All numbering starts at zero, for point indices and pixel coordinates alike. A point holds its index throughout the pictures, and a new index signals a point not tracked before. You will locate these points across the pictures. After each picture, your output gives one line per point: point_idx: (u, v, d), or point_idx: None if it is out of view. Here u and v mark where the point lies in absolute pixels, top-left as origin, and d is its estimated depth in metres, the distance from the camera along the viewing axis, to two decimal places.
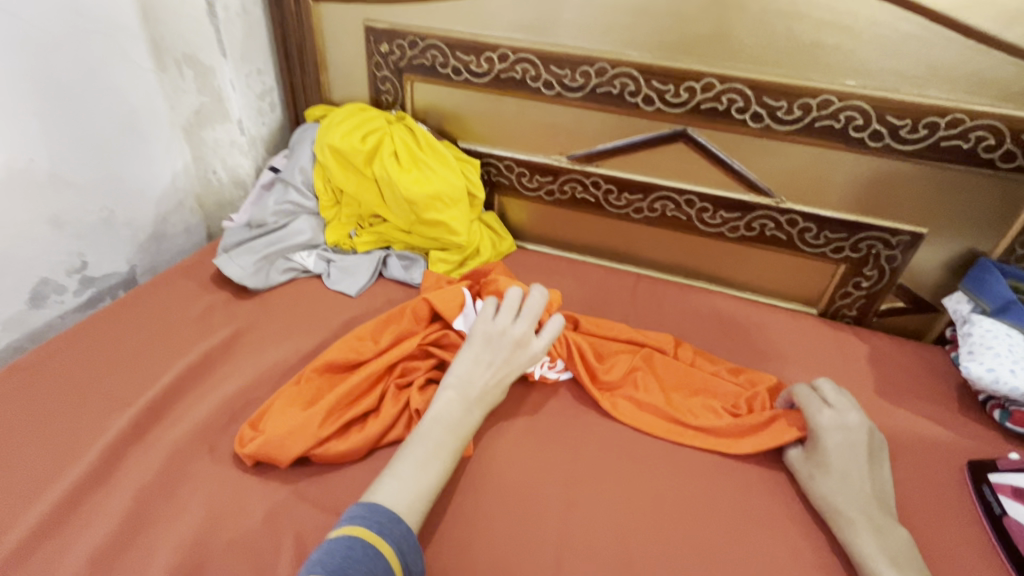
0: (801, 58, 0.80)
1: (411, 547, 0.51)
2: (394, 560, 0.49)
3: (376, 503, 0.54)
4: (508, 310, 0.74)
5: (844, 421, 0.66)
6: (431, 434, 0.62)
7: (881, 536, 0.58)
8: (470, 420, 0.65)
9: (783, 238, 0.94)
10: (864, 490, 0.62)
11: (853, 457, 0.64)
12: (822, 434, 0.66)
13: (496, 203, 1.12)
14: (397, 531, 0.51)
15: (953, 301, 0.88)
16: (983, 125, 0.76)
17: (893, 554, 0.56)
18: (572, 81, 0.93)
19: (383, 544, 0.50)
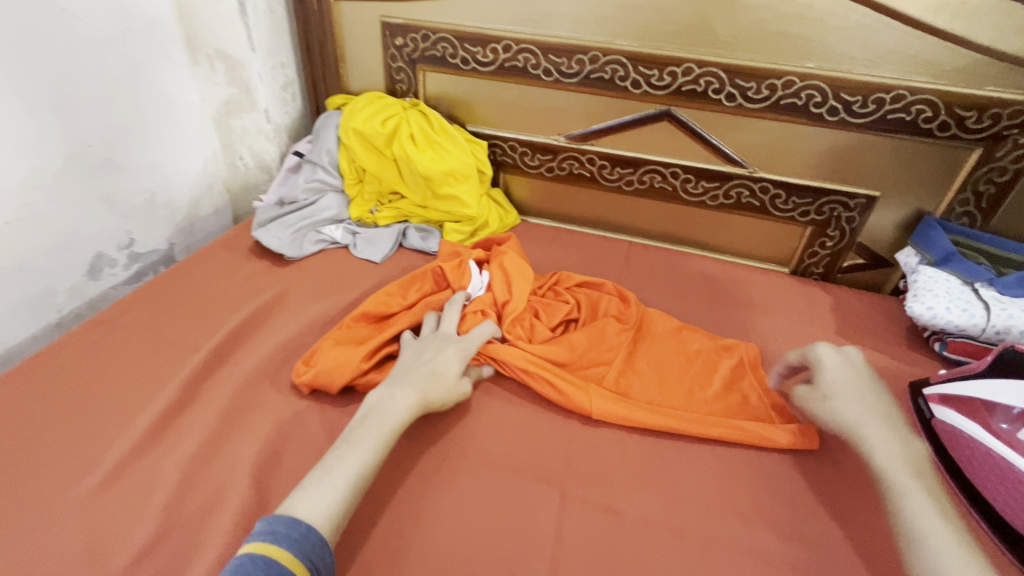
0: (768, 44, 0.92)
1: (315, 546, 0.50)
2: (295, 568, 0.47)
3: (283, 510, 0.52)
4: (450, 316, 0.83)
5: (844, 362, 0.70)
6: (356, 433, 0.60)
7: (902, 446, 0.60)
8: (401, 408, 0.64)
9: (757, 204, 1.06)
10: (880, 415, 0.63)
11: (863, 381, 0.67)
12: (829, 372, 0.69)
13: (501, 181, 1.24)
14: (296, 535, 0.49)
15: (904, 256, 1.00)
16: (921, 99, 0.88)
17: (913, 464, 0.58)
18: (568, 68, 1.05)
19: (280, 553, 0.48)
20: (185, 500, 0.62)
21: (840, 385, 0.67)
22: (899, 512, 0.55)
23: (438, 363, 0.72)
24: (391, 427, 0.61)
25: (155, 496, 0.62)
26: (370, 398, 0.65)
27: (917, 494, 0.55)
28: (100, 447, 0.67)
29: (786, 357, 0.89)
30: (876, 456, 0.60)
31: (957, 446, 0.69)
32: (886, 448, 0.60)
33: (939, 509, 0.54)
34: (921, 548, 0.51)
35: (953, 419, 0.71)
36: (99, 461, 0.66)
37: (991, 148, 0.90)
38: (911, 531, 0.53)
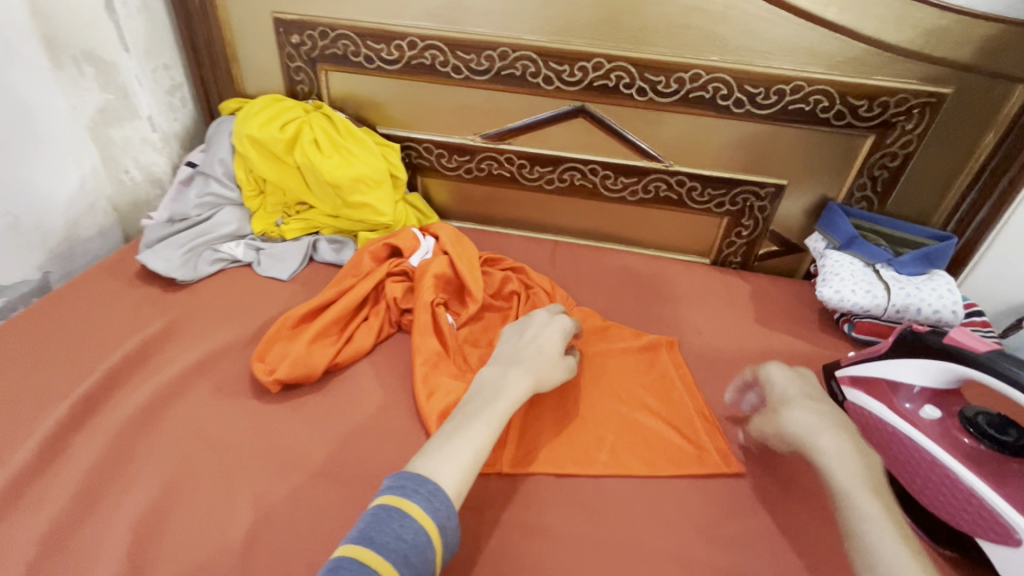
0: (672, 38, 0.92)
1: (445, 506, 0.52)
2: (427, 523, 0.50)
3: (409, 469, 0.55)
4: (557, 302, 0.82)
5: (792, 377, 0.68)
6: (468, 414, 0.61)
7: (857, 459, 0.57)
8: (514, 387, 0.65)
9: (675, 198, 1.07)
10: (835, 428, 0.60)
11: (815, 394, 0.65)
12: (778, 390, 0.67)
13: (419, 185, 1.19)
14: (426, 491, 0.52)
15: (812, 241, 1.04)
16: (818, 90, 0.91)
17: (872, 483, 0.54)
18: (478, 65, 1.00)
19: (413, 507, 0.50)
20: None
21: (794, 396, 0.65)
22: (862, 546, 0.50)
23: (541, 342, 0.72)
24: (505, 410, 0.62)
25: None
26: (482, 376, 0.67)
27: (883, 527, 0.51)
28: None
29: (710, 350, 0.89)
30: (834, 476, 0.55)
31: (865, 424, 0.71)
32: (842, 465, 0.56)
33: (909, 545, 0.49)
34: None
35: (860, 398, 0.73)
36: None
37: (882, 135, 0.94)
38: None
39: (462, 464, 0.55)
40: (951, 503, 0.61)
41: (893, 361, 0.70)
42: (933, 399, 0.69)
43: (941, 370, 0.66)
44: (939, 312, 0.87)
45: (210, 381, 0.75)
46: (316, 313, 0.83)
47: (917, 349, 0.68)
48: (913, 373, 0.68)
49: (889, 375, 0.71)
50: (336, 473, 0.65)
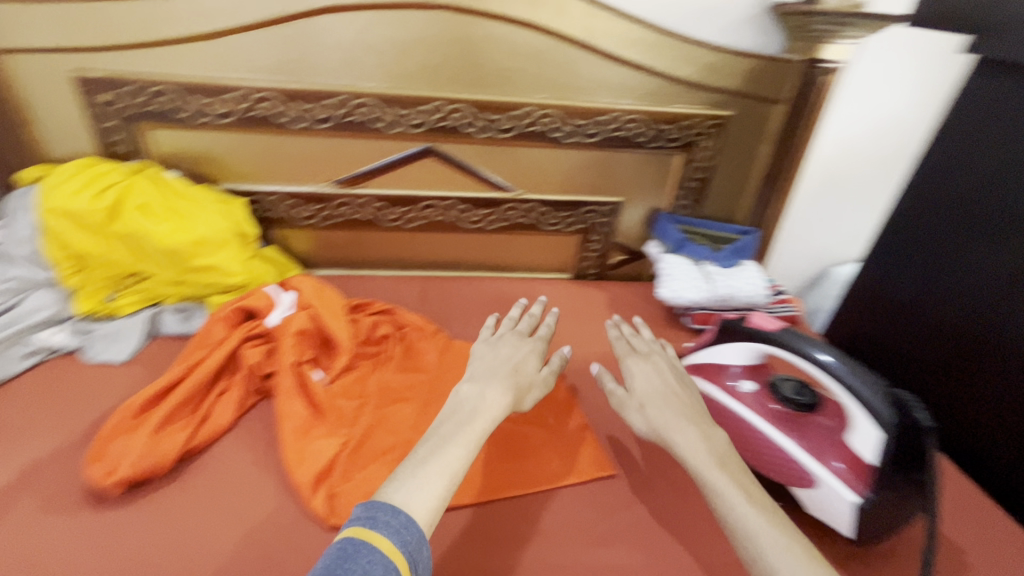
0: (502, 80, 1.00)
1: (414, 539, 0.50)
2: (397, 558, 0.48)
3: (380, 500, 0.54)
4: (527, 317, 0.87)
5: (642, 365, 0.80)
6: (441, 435, 0.61)
7: (705, 442, 0.65)
8: (495, 401, 0.68)
9: (530, 223, 1.15)
10: (685, 417, 0.69)
11: (653, 385, 0.75)
12: (637, 380, 0.77)
13: (274, 238, 1.14)
14: (397, 524, 0.50)
15: (649, 247, 1.17)
16: (632, 119, 1.04)
17: (720, 459, 0.63)
18: (318, 114, 1.00)
19: (380, 540, 0.49)
20: None
21: (648, 391, 0.75)
22: (722, 517, 0.58)
23: (518, 359, 0.78)
24: (482, 430, 0.63)
25: None
26: (460, 392, 0.69)
27: (745, 500, 0.58)
28: None
29: (576, 360, 0.96)
30: (693, 460, 0.63)
31: (703, 407, 0.81)
32: (695, 447, 0.65)
33: (760, 507, 0.58)
34: (758, 559, 0.54)
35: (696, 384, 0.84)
36: None
37: (689, 152, 1.10)
38: (750, 542, 0.55)
39: (434, 492, 0.55)
40: (770, 463, 0.72)
41: (717, 347, 0.81)
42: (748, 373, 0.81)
43: (748, 350, 0.78)
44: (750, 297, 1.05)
45: (30, 499, 0.65)
46: (164, 396, 0.76)
47: (730, 334, 0.79)
48: (732, 355, 0.80)
49: (715, 359, 0.82)
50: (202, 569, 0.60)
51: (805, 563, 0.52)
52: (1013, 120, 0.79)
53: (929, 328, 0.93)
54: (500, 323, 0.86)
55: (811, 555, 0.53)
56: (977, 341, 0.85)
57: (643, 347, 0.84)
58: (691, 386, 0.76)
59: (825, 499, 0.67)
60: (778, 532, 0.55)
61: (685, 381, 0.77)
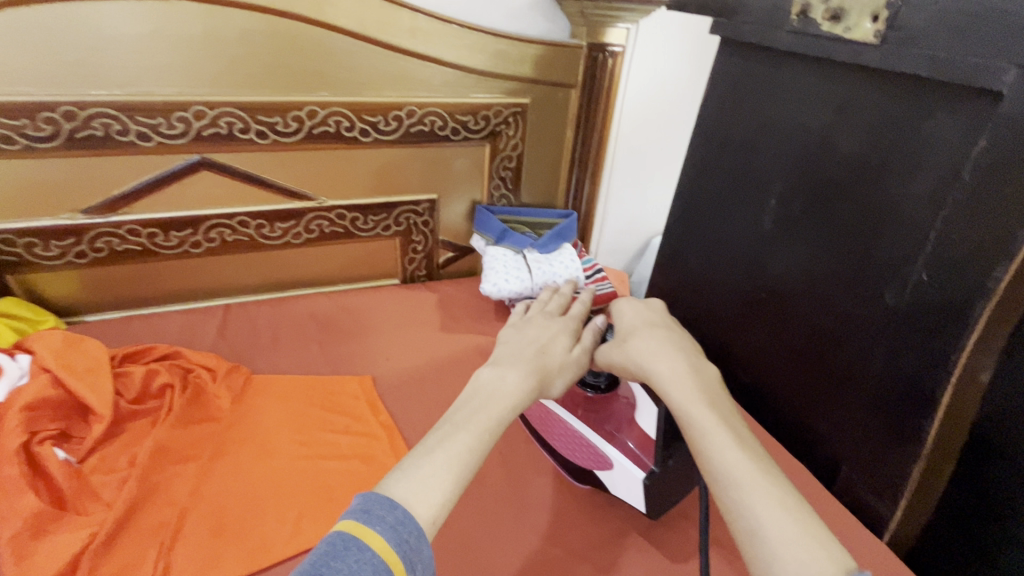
0: (273, 79, 0.90)
1: (412, 536, 0.42)
2: (389, 559, 0.40)
3: (381, 491, 0.45)
4: (556, 298, 0.74)
5: (638, 305, 0.69)
6: (446, 426, 0.51)
7: (692, 377, 0.58)
8: (518, 384, 0.56)
9: (342, 231, 1.06)
10: (673, 348, 0.62)
11: (648, 326, 0.65)
12: (625, 322, 0.67)
13: (12, 286, 0.92)
14: (391, 521, 0.42)
15: (474, 241, 1.15)
16: (430, 112, 1.00)
17: (707, 398, 0.56)
18: (38, 131, 0.81)
19: (374, 536, 0.41)
20: None
21: (642, 328, 0.65)
22: (708, 464, 0.51)
23: (544, 339, 0.63)
24: (500, 414, 0.53)
25: None
26: (479, 377, 0.57)
27: (726, 436, 0.52)
28: None
29: (399, 373, 0.91)
30: (677, 402, 0.56)
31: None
32: (683, 386, 0.57)
33: (746, 449, 0.51)
34: (742, 508, 0.48)
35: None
36: None
37: (495, 143, 1.08)
38: (738, 493, 0.48)
39: (437, 489, 0.45)
40: (574, 451, 0.69)
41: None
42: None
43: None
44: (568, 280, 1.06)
45: None
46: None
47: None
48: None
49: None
50: None
51: (788, 512, 0.47)
52: (752, 88, 0.86)
53: (711, 293, 0.98)
54: (531, 304, 0.73)
55: (801, 506, 0.48)
56: (748, 300, 0.91)
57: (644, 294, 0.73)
58: (687, 325, 0.69)
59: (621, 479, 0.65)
60: (762, 476, 0.49)
61: (675, 320, 0.69)
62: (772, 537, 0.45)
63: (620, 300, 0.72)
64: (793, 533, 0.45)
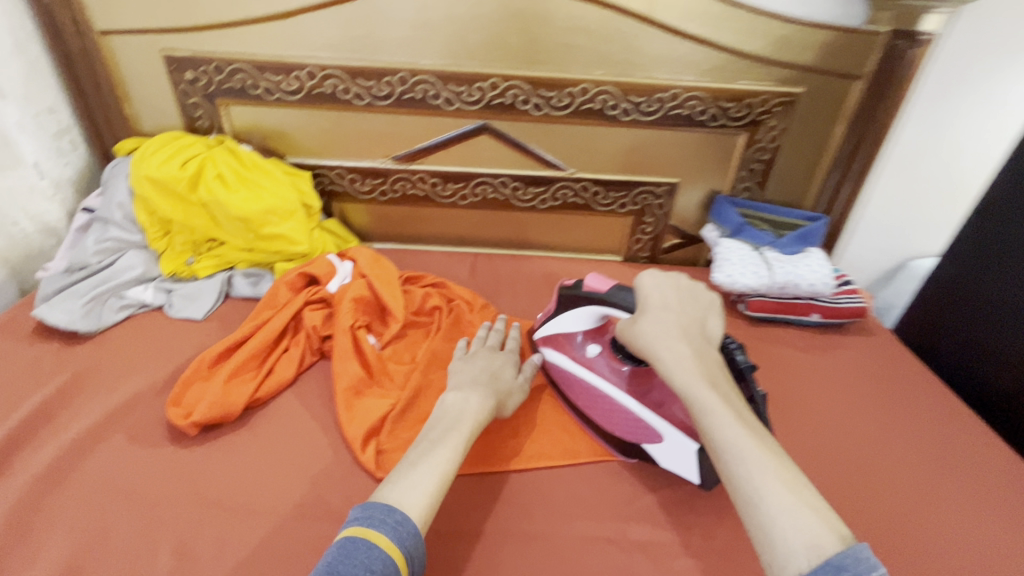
0: (558, 56, 0.98)
1: (412, 537, 0.52)
2: (395, 554, 0.50)
3: (376, 499, 0.55)
4: (494, 334, 0.85)
5: (656, 284, 0.72)
6: (437, 438, 0.63)
7: (695, 361, 0.63)
8: (477, 408, 0.68)
9: (582, 203, 1.14)
10: (681, 332, 0.66)
11: (661, 308, 0.69)
12: (643, 296, 0.72)
13: (336, 211, 1.19)
14: (393, 521, 0.52)
15: (707, 232, 1.13)
16: (693, 96, 1.01)
17: (711, 381, 0.61)
18: (379, 91, 1.03)
19: (379, 536, 0.50)
20: None
21: (650, 312, 0.69)
22: (713, 440, 0.56)
23: (496, 370, 0.77)
24: (463, 431, 0.64)
25: None
26: (444, 401, 0.69)
27: (730, 421, 0.57)
28: None
29: None
30: (681, 384, 0.61)
31: (563, 377, 0.83)
32: (686, 367, 0.62)
33: (749, 429, 0.56)
34: (746, 481, 0.53)
35: (553, 356, 0.84)
36: None
37: (753, 132, 1.05)
38: (741, 466, 0.53)
39: (426, 490, 0.56)
40: (620, 423, 0.75)
41: (561, 317, 0.83)
42: (594, 337, 0.82)
43: (587, 313, 0.80)
44: (814, 284, 0.99)
45: (122, 432, 0.73)
46: (232, 351, 0.83)
47: (572, 302, 0.81)
48: (574, 322, 0.82)
49: (563, 329, 0.84)
50: (264, 506, 0.65)
51: (789, 489, 0.51)
52: None
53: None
54: (475, 339, 0.84)
55: (800, 485, 0.52)
56: None
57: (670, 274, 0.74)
58: (700, 308, 0.71)
59: (670, 450, 0.72)
60: (764, 455, 0.54)
61: (694, 300, 0.72)
62: (774, 509, 0.50)
63: (639, 278, 0.74)
64: (795, 507, 0.50)
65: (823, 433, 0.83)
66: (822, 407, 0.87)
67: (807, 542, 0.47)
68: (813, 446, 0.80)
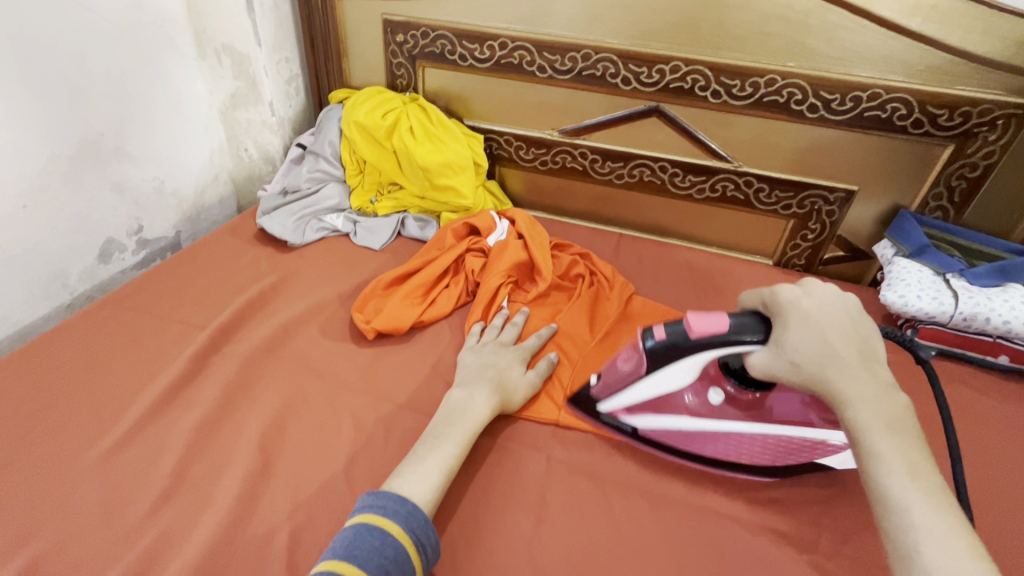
0: (750, 44, 0.96)
1: (421, 524, 0.56)
2: (406, 541, 0.54)
3: (388, 489, 0.58)
4: (509, 328, 0.86)
5: (802, 302, 0.58)
6: (430, 435, 0.66)
7: (885, 401, 0.52)
8: (480, 405, 0.70)
9: (742, 198, 1.11)
10: (856, 361, 0.54)
11: (826, 327, 0.56)
12: (785, 314, 0.58)
13: (497, 174, 1.29)
14: (404, 512, 0.55)
15: (880, 248, 1.05)
16: (896, 98, 0.93)
17: (889, 421, 0.51)
18: (562, 65, 1.09)
19: (390, 525, 0.54)
20: (197, 460, 0.67)
21: (817, 330, 0.55)
22: (876, 485, 0.49)
23: (503, 365, 0.77)
24: (469, 428, 0.67)
25: (162, 466, 0.66)
26: (450, 397, 0.71)
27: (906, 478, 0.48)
28: (117, 415, 0.71)
29: None
30: (858, 421, 0.51)
31: (673, 439, 0.70)
32: (868, 405, 0.52)
33: (924, 482, 0.48)
34: (908, 535, 0.46)
35: (649, 421, 0.71)
36: (117, 424, 0.70)
37: (962, 145, 0.94)
38: (903, 516, 0.47)
39: (429, 478, 0.60)
40: (753, 449, 0.68)
41: (659, 373, 0.65)
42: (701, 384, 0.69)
43: (695, 361, 0.62)
44: (1009, 322, 0.87)
45: (316, 327, 0.87)
46: (403, 280, 0.95)
47: (674, 351, 0.63)
48: (674, 378, 0.65)
49: (660, 388, 0.67)
50: (421, 410, 0.75)
51: (964, 554, 0.44)
52: None
53: None
54: (488, 329, 0.85)
55: (974, 545, 0.45)
56: None
57: (812, 286, 0.60)
58: (864, 328, 0.57)
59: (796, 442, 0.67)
60: (939, 511, 0.46)
61: (849, 315, 0.57)
62: (939, 572, 0.43)
63: (779, 290, 0.60)
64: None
65: (997, 480, 0.74)
66: (998, 453, 0.78)
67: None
68: (979, 489, 0.73)
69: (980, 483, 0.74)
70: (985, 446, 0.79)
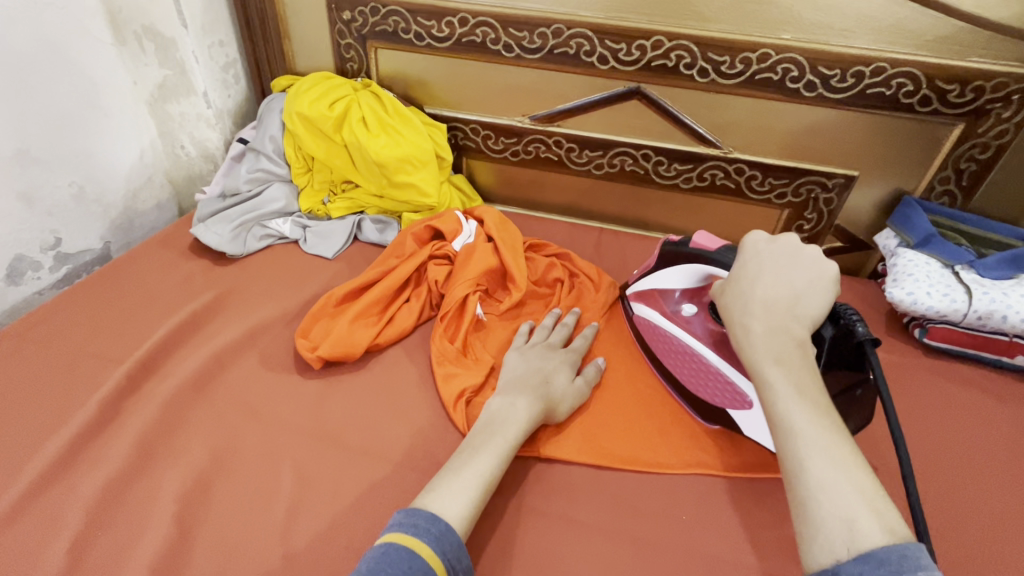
0: (741, 15, 0.85)
1: (454, 547, 0.48)
2: (437, 567, 0.45)
3: (419, 506, 0.50)
4: (559, 329, 0.79)
5: (758, 254, 0.57)
6: (473, 445, 0.58)
7: (778, 335, 0.51)
8: (521, 413, 0.63)
9: (732, 186, 1.01)
10: (778, 306, 0.53)
11: (766, 279, 0.55)
12: (741, 266, 0.58)
13: (464, 166, 1.17)
14: (437, 533, 0.47)
15: (882, 238, 0.96)
16: (902, 72, 0.83)
17: (778, 353, 0.50)
18: (530, 43, 0.97)
19: (422, 546, 0.46)
20: (103, 535, 0.56)
21: (752, 273, 0.56)
22: (767, 412, 0.48)
23: (550, 370, 0.70)
24: (511, 439, 0.60)
25: (59, 544, 0.54)
26: (491, 406, 0.64)
27: (795, 403, 0.47)
28: (5, 482, 0.59)
29: None
30: (754, 356, 0.52)
31: (652, 337, 0.77)
32: (765, 342, 0.51)
33: (810, 404, 0.47)
34: (789, 456, 0.45)
35: (641, 311, 0.79)
36: (4, 494, 0.58)
37: (973, 123, 0.85)
38: (789, 440, 0.46)
39: None
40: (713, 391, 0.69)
41: (661, 271, 0.75)
42: (692, 297, 0.74)
43: (691, 272, 0.71)
44: None
45: (255, 356, 0.75)
46: (357, 293, 0.84)
47: (674, 256, 0.73)
48: (673, 279, 0.74)
49: (659, 286, 0.76)
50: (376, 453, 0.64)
51: (839, 466, 0.43)
52: None
53: None
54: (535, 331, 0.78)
55: (854, 460, 0.43)
56: None
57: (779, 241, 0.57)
58: (815, 280, 0.54)
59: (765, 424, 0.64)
60: (822, 429, 0.45)
61: (799, 268, 0.55)
62: (813, 485, 0.43)
63: (745, 241, 0.59)
64: (839, 489, 0.42)
65: (1021, 500, 0.68)
66: (1017, 467, 0.71)
67: (841, 517, 0.41)
68: (1002, 513, 0.66)
69: (1003, 506, 0.67)
70: (1004, 460, 0.72)
